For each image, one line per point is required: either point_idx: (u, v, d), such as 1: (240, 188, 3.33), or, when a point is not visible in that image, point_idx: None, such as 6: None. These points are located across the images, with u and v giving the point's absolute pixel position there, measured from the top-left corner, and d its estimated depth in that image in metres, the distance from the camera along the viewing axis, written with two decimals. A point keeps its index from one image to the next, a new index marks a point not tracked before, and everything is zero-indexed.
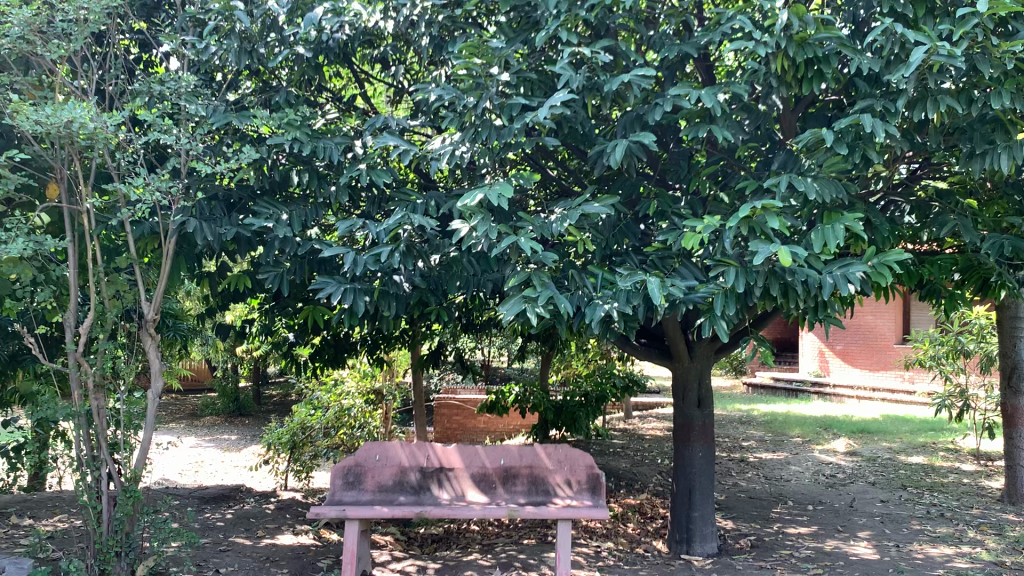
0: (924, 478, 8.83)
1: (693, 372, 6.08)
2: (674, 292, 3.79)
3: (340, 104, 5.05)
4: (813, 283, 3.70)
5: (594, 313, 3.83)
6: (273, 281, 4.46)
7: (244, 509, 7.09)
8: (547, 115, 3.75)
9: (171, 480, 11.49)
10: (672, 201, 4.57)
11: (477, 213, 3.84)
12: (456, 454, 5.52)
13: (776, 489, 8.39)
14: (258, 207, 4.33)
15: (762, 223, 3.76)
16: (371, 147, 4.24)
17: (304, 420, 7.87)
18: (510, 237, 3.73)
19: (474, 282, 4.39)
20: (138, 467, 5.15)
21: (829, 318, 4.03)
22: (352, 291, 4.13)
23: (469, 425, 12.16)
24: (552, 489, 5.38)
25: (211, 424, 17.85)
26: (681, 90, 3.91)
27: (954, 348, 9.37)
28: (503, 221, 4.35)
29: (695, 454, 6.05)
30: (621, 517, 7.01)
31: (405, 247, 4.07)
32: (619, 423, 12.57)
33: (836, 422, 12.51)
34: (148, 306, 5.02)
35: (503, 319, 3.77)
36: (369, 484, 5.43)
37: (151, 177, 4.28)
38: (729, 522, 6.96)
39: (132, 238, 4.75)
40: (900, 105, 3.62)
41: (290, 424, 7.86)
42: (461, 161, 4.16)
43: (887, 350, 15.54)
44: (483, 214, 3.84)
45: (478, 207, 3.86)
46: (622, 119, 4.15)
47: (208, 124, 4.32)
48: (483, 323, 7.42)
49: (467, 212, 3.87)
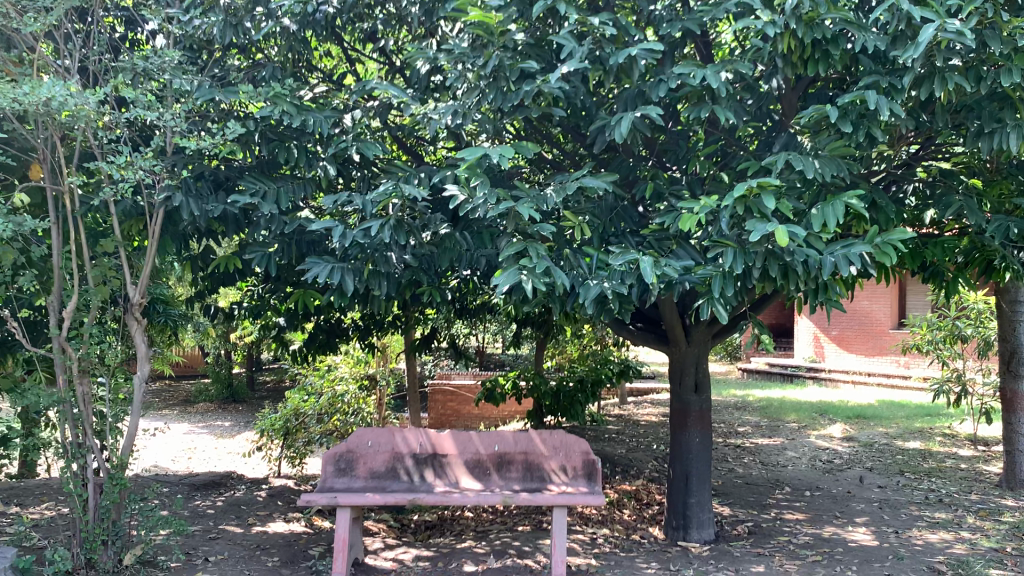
0: (922, 464, 8.77)
1: (691, 356, 5.99)
2: (670, 271, 3.70)
3: (330, 82, 4.93)
4: (813, 263, 3.59)
5: (587, 292, 3.73)
6: (260, 263, 4.40)
7: (235, 496, 6.99)
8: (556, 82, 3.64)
9: (164, 467, 11.38)
10: (670, 181, 4.46)
11: (479, 175, 3.72)
12: (450, 440, 5.42)
13: (773, 474, 8.32)
14: (244, 182, 4.24)
15: (757, 203, 3.63)
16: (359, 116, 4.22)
17: (297, 407, 7.80)
18: (509, 201, 3.61)
19: (468, 260, 4.26)
20: (125, 454, 5.05)
21: (831, 300, 3.92)
22: (341, 269, 4.01)
23: (463, 411, 12.08)
24: (546, 476, 5.29)
25: (205, 411, 17.75)
26: (686, 68, 3.77)
27: (952, 334, 9.27)
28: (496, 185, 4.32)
29: (692, 439, 5.95)
30: (617, 503, 6.92)
31: (396, 220, 3.92)
32: (614, 408, 12.51)
33: (832, 407, 12.44)
34: (134, 290, 4.91)
35: (498, 291, 3.65)
36: (361, 470, 5.33)
37: (135, 156, 4.16)
38: (725, 508, 6.88)
39: (117, 219, 4.64)
40: (906, 81, 3.49)
41: (284, 410, 7.79)
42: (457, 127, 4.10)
43: (882, 335, 15.49)
44: (485, 177, 3.73)
45: (479, 170, 3.76)
46: (623, 94, 4.01)
47: (192, 100, 4.19)
48: (478, 308, 7.31)
49: (465, 175, 3.76)
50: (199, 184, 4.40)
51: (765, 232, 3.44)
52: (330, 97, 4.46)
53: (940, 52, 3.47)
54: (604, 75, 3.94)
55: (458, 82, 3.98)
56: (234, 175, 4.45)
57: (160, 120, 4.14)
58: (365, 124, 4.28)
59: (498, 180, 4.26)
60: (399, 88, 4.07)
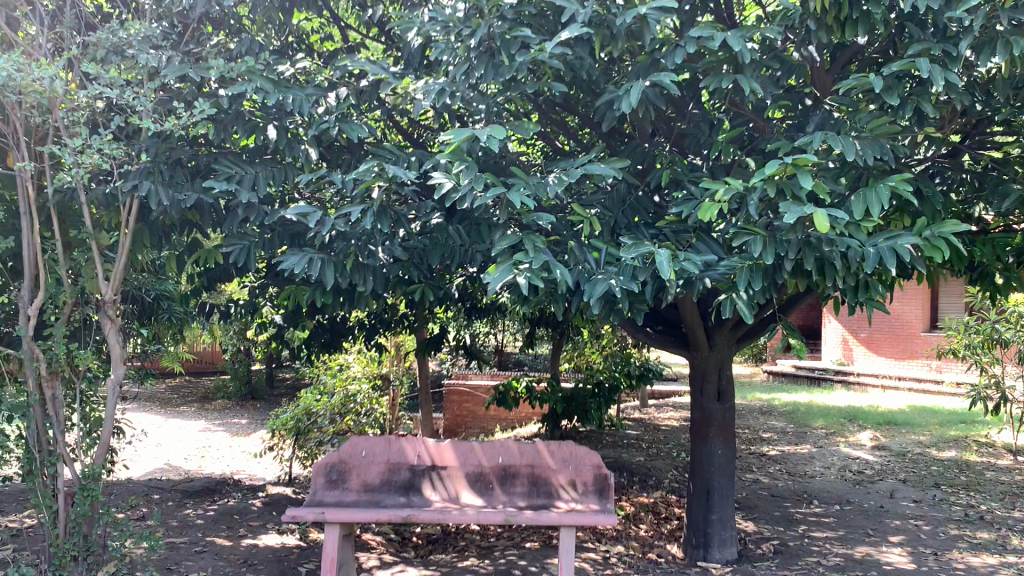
0: (959, 476, 8.26)
1: (713, 362, 5.52)
2: (689, 266, 3.27)
3: (318, 56, 4.53)
4: (855, 255, 3.18)
5: (593, 290, 3.29)
6: (238, 255, 3.98)
7: (229, 505, 6.63)
8: (556, 47, 3.22)
9: (173, 467, 11.07)
10: (690, 167, 4.02)
11: (465, 160, 3.32)
12: (451, 451, 5.02)
13: (801, 486, 7.84)
14: (219, 166, 3.89)
15: (792, 184, 3.22)
16: (349, 78, 3.74)
17: (309, 406, 7.41)
18: (498, 188, 3.21)
19: (464, 254, 3.83)
20: (99, 462, 4.68)
21: (873, 300, 3.50)
22: (319, 259, 3.57)
23: (479, 412, 11.66)
24: (554, 491, 4.86)
25: (221, 408, 17.47)
26: (703, 31, 3.35)
27: (991, 338, 8.70)
28: (498, 173, 3.87)
29: (714, 451, 5.50)
30: (633, 517, 6.48)
31: (380, 205, 3.50)
32: (635, 412, 12.07)
33: (863, 414, 11.92)
34: (107, 287, 4.50)
35: (488, 289, 3.23)
36: (354, 482, 4.93)
37: (96, 138, 3.77)
38: (749, 524, 6.43)
39: (84, 208, 4.27)
40: (963, 46, 3.04)
41: (295, 409, 7.40)
42: (453, 103, 3.62)
43: (915, 339, 14.93)
44: (471, 162, 3.33)
45: (464, 155, 3.38)
46: (636, 66, 3.61)
47: (160, 76, 3.80)
48: (488, 309, 6.89)
49: (450, 159, 3.38)
50: (171, 171, 4.02)
51: (801, 215, 3.04)
52: (314, 72, 4.06)
53: (1001, 8, 3.01)
54: (611, 42, 3.53)
55: (453, 49, 3.56)
56: (210, 159, 4.06)
57: (121, 97, 3.76)
58: (351, 103, 3.84)
59: (492, 165, 3.80)
60: (379, 66, 3.72)
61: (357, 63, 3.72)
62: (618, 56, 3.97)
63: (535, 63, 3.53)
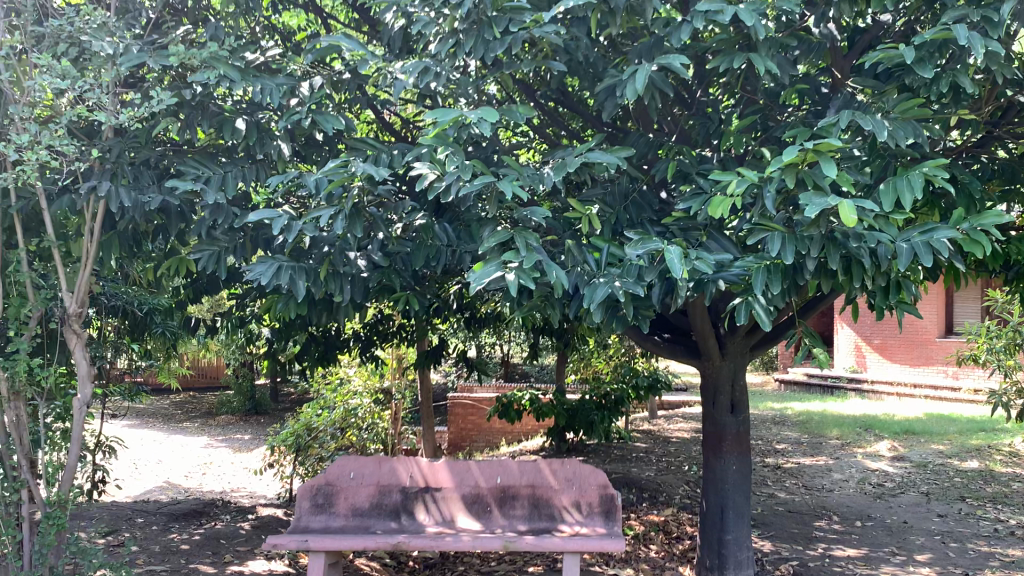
0: (984, 488, 7.86)
1: (725, 372, 5.15)
2: (701, 267, 2.92)
3: (293, 47, 4.22)
4: (886, 252, 2.83)
5: (594, 293, 2.94)
6: (207, 263, 3.65)
7: (217, 529, 6.28)
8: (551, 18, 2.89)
9: (171, 486, 10.74)
10: (699, 159, 3.69)
11: (449, 146, 2.99)
12: (444, 471, 4.67)
13: (819, 500, 7.45)
14: (184, 166, 3.56)
15: (813, 172, 2.88)
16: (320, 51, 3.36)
17: (308, 421, 6.98)
18: (487, 176, 2.88)
19: (452, 257, 3.50)
20: (65, 487, 4.33)
21: (905, 302, 3.16)
22: (288, 269, 3.25)
23: (485, 425, 11.30)
24: (557, 514, 4.51)
25: (225, 423, 17.12)
26: (713, 3, 3.01)
27: (1016, 342, 8.18)
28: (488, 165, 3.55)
29: (727, 467, 5.13)
30: (643, 537, 6.11)
31: (354, 205, 3.17)
32: (645, 424, 11.71)
33: (879, 422, 11.51)
34: (71, 299, 4.16)
35: (474, 292, 2.90)
36: (342, 506, 4.58)
37: (47, 134, 3.44)
38: (767, 544, 6.06)
39: (44, 214, 3.94)
40: (1006, 9, 2.71)
41: (294, 425, 6.95)
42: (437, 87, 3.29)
43: (930, 345, 14.46)
44: (456, 148, 3.00)
45: (449, 142, 3.02)
46: (638, 45, 3.29)
47: (116, 65, 3.48)
48: (488, 320, 6.54)
49: (433, 147, 3.03)
50: (134, 171, 3.70)
51: (825, 207, 2.68)
52: (285, 62, 3.75)
53: None
54: (608, 19, 3.21)
55: (434, 27, 3.26)
56: (176, 158, 3.74)
57: (75, 89, 3.44)
58: (325, 92, 3.53)
59: (480, 157, 3.46)
60: (355, 42, 3.31)
61: (328, 39, 3.30)
62: (618, 36, 3.64)
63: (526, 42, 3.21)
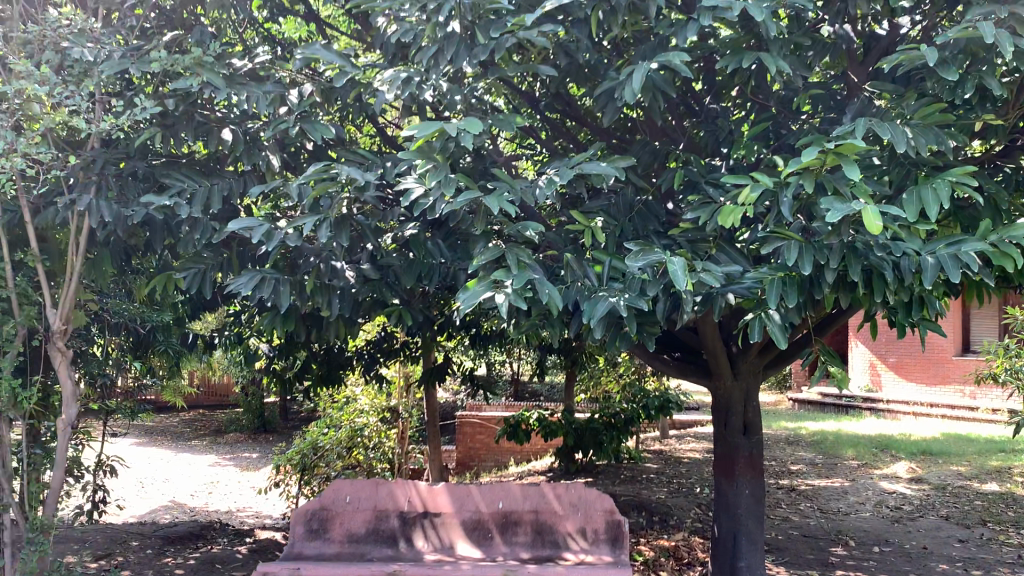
0: (1006, 512, 7.60)
1: (737, 393, 4.93)
2: (708, 280, 2.75)
3: (287, 56, 4.09)
4: (910, 263, 2.65)
5: (593, 310, 2.77)
6: (192, 280, 3.49)
7: (212, 553, 6.10)
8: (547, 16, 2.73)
9: (175, 506, 10.56)
10: (708, 168, 3.52)
11: (433, 159, 2.85)
12: (444, 496, 4.47)
13: (834, 524, 7.22)
14: (169, 179, 3.41)
15: (833, 178, 2.70)
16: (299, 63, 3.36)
17: (315, 440, 6.92)
18: (471, 191, 2.74)
19: (448, 271, 3.34)
20: (49, 510, 4.16)
21: (930, 318, 2.96)
22: (273, 281, 3.11)
23: (493, 445, 11.10)
24: (562, 541, 4.31)
25: (234, 441, 16.96)
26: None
27: None
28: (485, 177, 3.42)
29: (740, 491, 4.92)
30: (653, 562, 5.89)
31: (339, 216, 3.02)
32: (656, 444, 11.49)
33: (896, 443, 11.25)
34: (55, 316, 3.99)
35: (462, 313, 2.74)
36: (336, 532, 4.38)
37: (25, 144, 3.31)
38: (781, 570, 5.83)
39: (28, 228, 3.80)
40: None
41: (300, 443, 6.91)
42: (429, 92, 3.15)
43: (946, 363, 14.13)
44: (441, 161, 2.86)
45: (437, 153, 2.87)
46: (641, 46, 3.13)
47: (97, 72, 3.35)
48: (491, 338, 6.36)
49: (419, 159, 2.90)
50: (117, 182, 3.56)
51: (846, 212, 2.50)
52: (275, 69, 3.62)
53: None
54: (609, 19, 3.06)
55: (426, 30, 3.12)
56: (161, 170, 3.61)
57: (54, 96, 3.31)
58: (314, 101, 3.39)
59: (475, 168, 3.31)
60: (332, 52, 3.30)
61: (308, 50, 3.30)
62: (619, 39, 3.49)
63: (522, 45, 3.07)
